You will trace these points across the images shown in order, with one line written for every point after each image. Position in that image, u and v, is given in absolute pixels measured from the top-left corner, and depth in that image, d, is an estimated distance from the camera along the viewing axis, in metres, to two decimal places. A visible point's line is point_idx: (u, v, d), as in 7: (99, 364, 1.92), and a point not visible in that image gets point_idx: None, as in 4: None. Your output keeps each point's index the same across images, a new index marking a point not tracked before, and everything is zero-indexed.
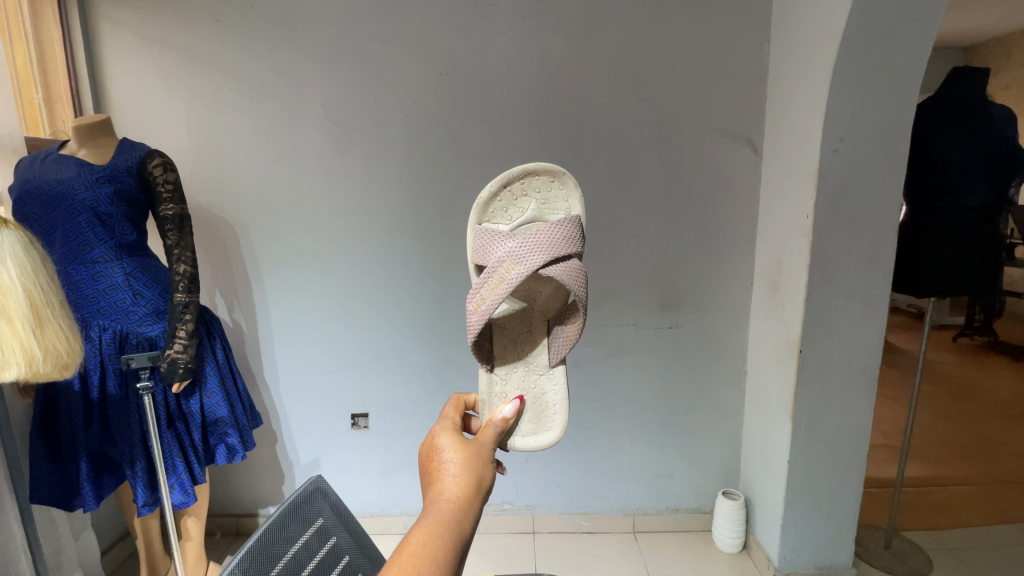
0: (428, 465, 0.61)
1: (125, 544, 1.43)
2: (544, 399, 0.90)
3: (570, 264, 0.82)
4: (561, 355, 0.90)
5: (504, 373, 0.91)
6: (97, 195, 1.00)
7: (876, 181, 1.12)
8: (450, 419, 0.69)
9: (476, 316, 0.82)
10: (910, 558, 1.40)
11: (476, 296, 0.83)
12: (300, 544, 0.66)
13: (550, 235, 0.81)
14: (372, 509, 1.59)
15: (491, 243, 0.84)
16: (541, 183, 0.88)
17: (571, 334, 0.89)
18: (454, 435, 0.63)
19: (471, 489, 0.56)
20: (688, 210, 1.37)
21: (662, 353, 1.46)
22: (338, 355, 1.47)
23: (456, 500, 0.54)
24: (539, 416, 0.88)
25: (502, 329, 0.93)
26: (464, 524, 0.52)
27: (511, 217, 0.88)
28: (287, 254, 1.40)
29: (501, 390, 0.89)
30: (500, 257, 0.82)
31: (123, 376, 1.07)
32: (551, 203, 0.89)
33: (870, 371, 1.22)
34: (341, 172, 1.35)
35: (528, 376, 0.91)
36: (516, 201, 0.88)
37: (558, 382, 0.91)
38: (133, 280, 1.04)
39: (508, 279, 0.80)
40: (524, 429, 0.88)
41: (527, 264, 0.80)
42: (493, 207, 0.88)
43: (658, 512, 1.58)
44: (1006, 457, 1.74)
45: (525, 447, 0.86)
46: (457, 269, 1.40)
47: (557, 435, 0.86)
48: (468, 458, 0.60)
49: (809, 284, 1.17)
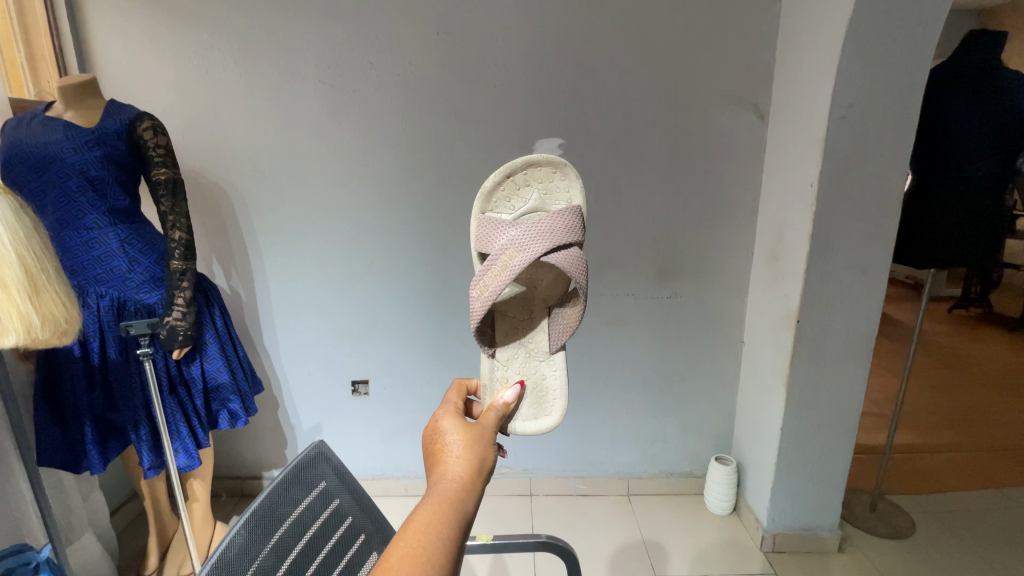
0: (430, 447, 0.61)
1: (134, 504, 1.46)
2: (544, 384, 0.90)
3: (571, 253, 0.81)
4: (561, 341, 0.89)
5: (505, 358, 0.90)
6: (87, 158, 0.97)
7: (883, 151, 1.10)
8: (453, 402, 0.69)
9: (479, 303, 0.81)
10: (893, 519, 1.44)
11: (480, 283, 0.82)
12: (303, 506, 0.64)
13: (552, 223, 0.80)
14: (372, 472, 1.63)
15: (493, 232, 0.83)
16: (543, 174, 0.86)
17: (571, 320, 0.89)
18: (457, 419, 0.63)
19: (475, 468, 0.56)
20: (690, 180, 1.35)
21: (660, 322, 1.47)
22: (339, 323, 1.48)
23: (460, 479, 0.54)
24: (539, 401, 0.89)
25: (504, 316, 0.92)
26: (468, 501, 0.53)
27: (515, 206, 0.87)
28: (283, 221, 1.38)
29: (503, 375, 0.89)
30: (504, 245, 0.81)
31: (123, 343, 1.07)
32: (553, 193, 0.87)
33: (866, 341, 1.23)
34: (337, 136, 1.32)
35: (529, 362, 0.90)
36: (518, 190, 0.86)
37: (558, 368, 0.90)
38: (128, 247, 1.03)
39: (512, 266, 0.79)
40: (524, 414, 0.88)
41: (530, 253, 0.79)
42: (497, 197, 0.86)
43: (652, 477, 1.63)
44: (995, 427, 1.76)
45: (524, 432, 0.87)
46: (455, 237, 1.39)
47: (556, 420, 0.87)
48: (473, 441, 0.60)
49: (811, 254, 1.16)
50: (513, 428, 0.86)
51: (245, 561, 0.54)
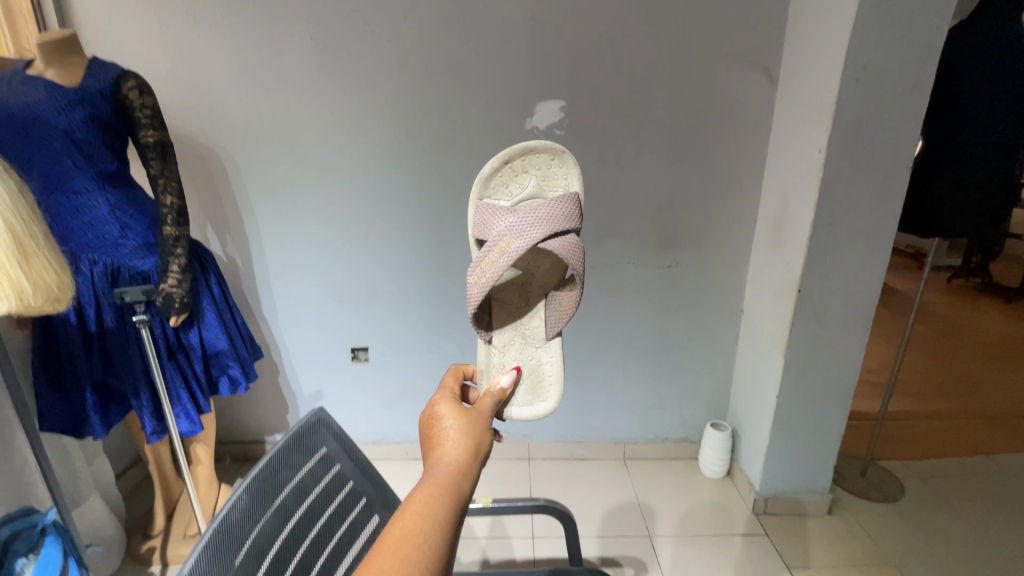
0: (427, 432, 0.61)
1: (139, 468, 1.49)
2: (541, 370, 0.89)
3: (567, 240, 0.80)
4: (557, 328, 0.89)
5: (501, 344, 0.89)
6: (71, 120, 0.94)
7: (895, 115, 1.07)
8: (449, 389, 0.69)
9: (476, 289, 0.80)
10: (885, 485, 1.50)
11: (476, 269, 0.80)
12: (306, 471, 0.64)
13: (550, 210, 0.79)
14: (374, 437, 1.65)
15: (491, 218, 0.80)
16: (541, 161, 0.83)
17: (568, 307, 0.88)
18: (453, 404, 0.63)
19: (471, 453, 0.56)
20: (694, 145, 1.31)
21: (660, 290, 1.46)
22: (337, 291, 1.47)
23: (456, 462, 0.54)
24: (535, 386, 0.88)
25: (501, 302, 0.91)
26: (465, 484, 0.53)
27: (513, 193, 0.84)
28: (278, 186, 1.35)
29: (499, 362, 0.88)
30: (500, 232, 0.79)
31: (119, 310, 1.06)
32: (551, 180, 0.85)
33: (866, 311, 1.22)
34: (331, 97, 1.27)
35: (525, 348, 0.90)
36: (516, 176, 0.84)
37: (554, 355, 0.90)
38: (119, 212, 1.01)
39: (509, 252, 0.77)
40: (520, 399, 0.87)
41: (527, 239, 0.77)
42: (494, 183, 0.83)
43: (648, 442, 1.65)
44: (988, 394, 1.77)
45: (520, 417, 0.85)
46: (454, 204, 1.36)
47: (552, 405, 0.86)
48: (468, 426, 0.60)
49: (817, 222, 1.14)
50: (508, 413, 0.85)
51: (252, 521, 0.54)
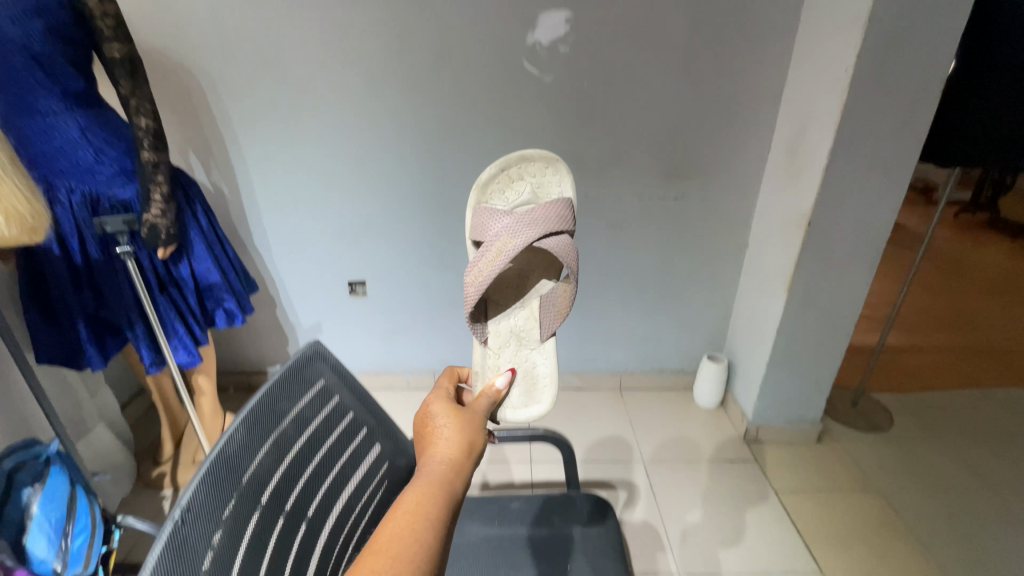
0: (420, 431, 0.58)
1: (143, 398, 1.52)
2: (536, 371, 0.85)
3: (563, 242, 0.77)
4: (552, 329, 0.84)
5: (497, 346, 0.85)
6: (26, 31, 0.85)
7: (933, 29, 0.97)
8: (444, 389, 0.67)
9: (472, 289, 0.77)
10: (873, 415, 1.53)
11: (472, 269, 0.77)
12: (304, 404, 0.57)
13: (546, 212, 0.76)
14: (375, 366, 1.67)
15: (487, 221, 0.77)
16: (536, 168, 0.80)
17: (563, 307, 0.83)
18: (447, 403, 0.61)
19: (464, 451, 0.54)
20: (708, 64, 1.21)
21: (664, 223, 1.41)
22: (332, 224, 1.42)
23: (450, 460, 0.52)
24: (529, 388, 0.85)
25: (496, 304, 0.86)
26: (458, 482, 0.51)
27: (509, 199, 0.80)
28: (261, 110, 1.26)
29: (494, 363, 0.84)
30: (496, 233, 0.76)
31: (104, 241, 1.03)
32: (546, 188, 0.81)
33: (876, 245, 1.19)
34: (313, 7, 1.16)
35: (519, 350, 0.85)
36: (512, 183, 0.80)
37: (549, 355, 0.85)
38: (91, 136, 0.94)
39: (505, 253, 0.75)
40: (514, 401, 0.85)
41: (523, 239, 0.75)
42: (490, 188, 0.79)
43: (644, 373, 1.68)
44: (982, 331, 1.80)
45: (515, 420, 0.84)
46: (450, 130, 1.28)
47: (547, 408, 0.84)
48: (462, 425, 0.58)
49: (834, 151, 1.08)
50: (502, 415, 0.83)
51: (247, 458, 0.48)
